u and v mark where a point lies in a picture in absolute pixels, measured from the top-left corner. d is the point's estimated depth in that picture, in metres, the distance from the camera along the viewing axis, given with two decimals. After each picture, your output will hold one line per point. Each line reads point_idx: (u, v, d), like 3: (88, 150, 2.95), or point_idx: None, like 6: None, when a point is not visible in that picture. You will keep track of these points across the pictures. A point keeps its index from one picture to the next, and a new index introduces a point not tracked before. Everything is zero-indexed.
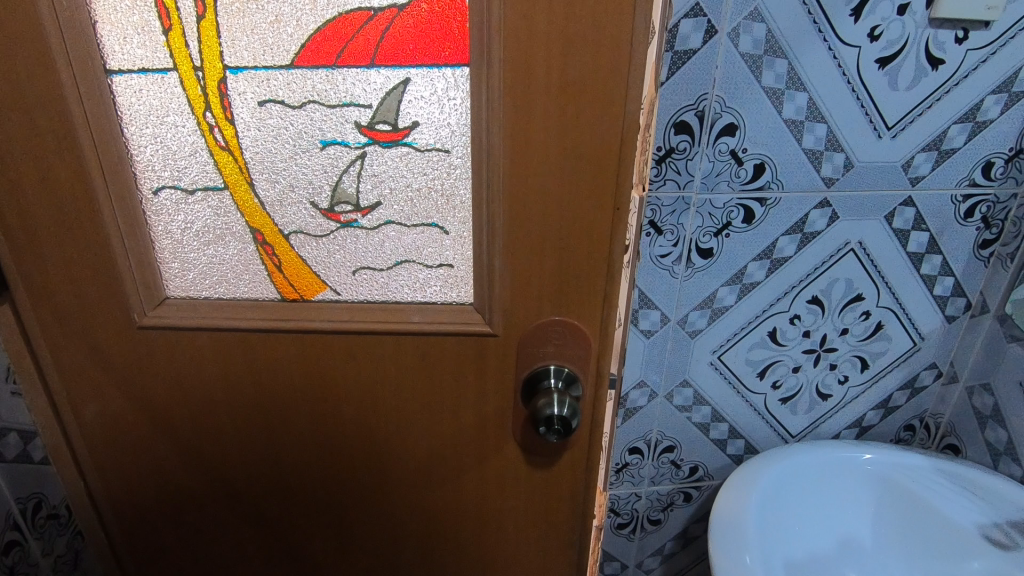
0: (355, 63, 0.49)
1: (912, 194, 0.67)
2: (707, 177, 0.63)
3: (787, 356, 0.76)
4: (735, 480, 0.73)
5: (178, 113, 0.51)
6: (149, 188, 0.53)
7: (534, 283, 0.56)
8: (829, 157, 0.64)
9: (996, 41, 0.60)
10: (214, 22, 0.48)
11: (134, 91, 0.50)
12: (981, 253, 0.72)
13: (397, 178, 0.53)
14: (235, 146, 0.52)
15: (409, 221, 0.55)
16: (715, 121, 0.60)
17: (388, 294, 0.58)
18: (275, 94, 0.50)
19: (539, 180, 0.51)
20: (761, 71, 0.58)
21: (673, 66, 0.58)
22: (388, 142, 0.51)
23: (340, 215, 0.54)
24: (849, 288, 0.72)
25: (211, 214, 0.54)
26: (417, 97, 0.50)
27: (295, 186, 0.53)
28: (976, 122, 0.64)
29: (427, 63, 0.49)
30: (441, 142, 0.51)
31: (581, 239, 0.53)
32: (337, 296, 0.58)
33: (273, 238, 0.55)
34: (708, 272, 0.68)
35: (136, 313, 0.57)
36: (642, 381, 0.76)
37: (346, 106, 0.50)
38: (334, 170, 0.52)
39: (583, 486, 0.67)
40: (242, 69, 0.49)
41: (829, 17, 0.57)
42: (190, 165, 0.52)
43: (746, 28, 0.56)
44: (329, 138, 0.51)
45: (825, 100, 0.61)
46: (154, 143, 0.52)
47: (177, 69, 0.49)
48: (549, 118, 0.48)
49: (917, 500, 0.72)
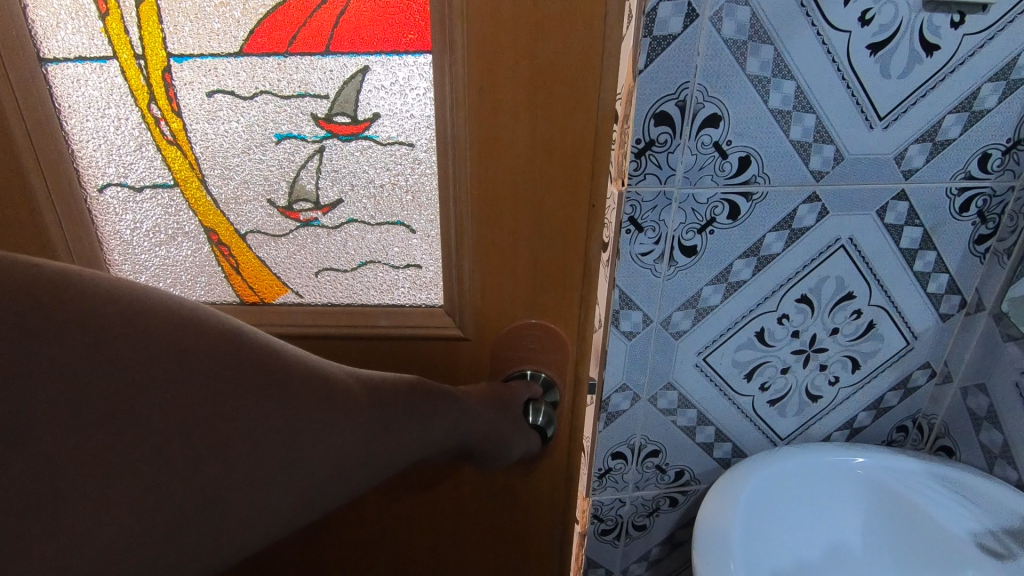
0: (311, 49, 0.55)
1: (905, 187, 0.64)
2: (689, 170, 0.59)
3: (775, 357, 0.73)
4: (718, 486, 0.70)
5: (121, 105, 0.55)
6: (95, 184, 0.59)
7: (515, 228, 0.63)
8: (818, 149, 0.61)
9: (993, 24, 0.56)
10: (155, 11, 0.52)
11: (71, 81, 0.54)
12: (977, 249, 0.69)
13: (357, 174, 0.61)
14: (182, 138, 0.57)
15: (374, 219, 0.64)
16: (697, 111, 0.56)
17: (346, 296, 0.66)
18: (224, 84, 0.56)
19: (510, 146, 0.58)
20: (746, 57, 0.55)
21: (652, 51, 0.53)
22: (347, 134, 0.59)
23: (298, 213, 0.62)
24: (840, 287, 0.69)
25: (160, 210, 0.61)
26: (377, 87, 0.57)
27: (250, 182, 0.60)
28: (972, 112, 0.61)
29: (381, 46, 0.52)
30: (405, 136, 0.59)
31: (557, 204, 0.62)
32: (300, 298, 0.68)
33: (228, 237, 0.63)
34: (691, 270, 0.65)
35: None
36: (624, 385, 0.72)
37: (302, 97, 0.57)
38: (292, 165, 0.60)
39: (568, 411, 0.76)
40: (188, 57, 0.54)
41: (817, 0, 0.53)
42: (137, 159, 0.58)
43: (729, 11, 0.53)
44: (284, 131, 0.58)
45: (813, 89, 0.57)
46: (97, 136, 0.57)
47: (116, 58, 0.53)
48: (520, 97, 0.56)
49: (911, 506, 0.69)
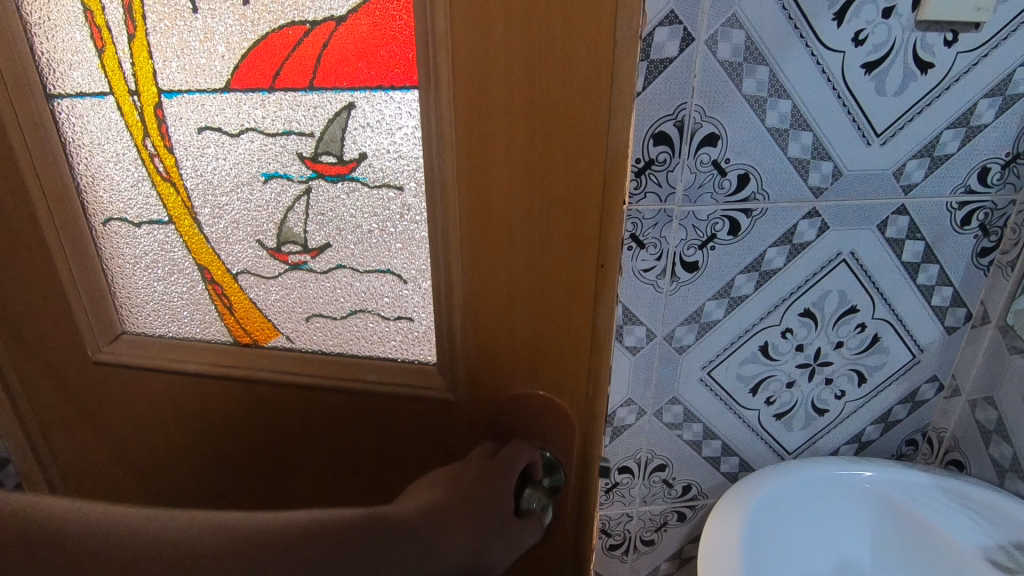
0: (293, 85, 0.45)
1: (905, 201, 0.65)
2: (689, 188, 0.61)
3: (780, 371, 0.73)
4: (724, 501, 0.71)
5: (118, 139, 0.49)
6: (99, 219, 0.53)
7: (504, 348, 0.46)
8: (817, 166, 0.62)
9: (987, 41, 0.57)
10: (144, 41, 0.45)
11: (76, 117, 0.49)
12: (981, 262, 0.69)
13: (344, 217, 0.49)
14: (175, 175, 0.50)
15: (361, 266, 0.51)
16: (695, 131, 0.58)
17: (342, 345, 0.54)
18: (211, 121, 0.47)
19: (503, 225, 0.42)
20: (742, 78, 0.56)
21: (649, 75, 0.56)
22: (335, 175, 0.47)
23: (287, 256, 0.52)
24: (843, 300, 0.69)
25: (157, 247, 0.54)
26: (363, 123, 0.45)
27: (239, 222, 0.52)
28: (969, 127, 0.62)
29: (372, 84, 0.43)
30: (392, 179, 0.46)
31: (562, 292, 0.43)
32: (288, 343, 0.55)
33: (220, 276, 0.54)
34: (694, 286, 0.66)
35: (90, 348, 0.57)
36: (629, 399, 0.73)
37: (286, 134, 0.47)
38: (277, 206, 0.50)
39: None
40: (176, 92, 0.47)
41: (810, 22, 0.55)
42: (134, 197, 0.52)
43: (724, 34, 0.54)
44: (270, 170, 0.48)
45: (810, 108, 0.58)
46: (99, 173, 0.51)
47: (112, 93, 0.48)
48: (512, 151, 0.39)
49: (918, 520, 0.69)
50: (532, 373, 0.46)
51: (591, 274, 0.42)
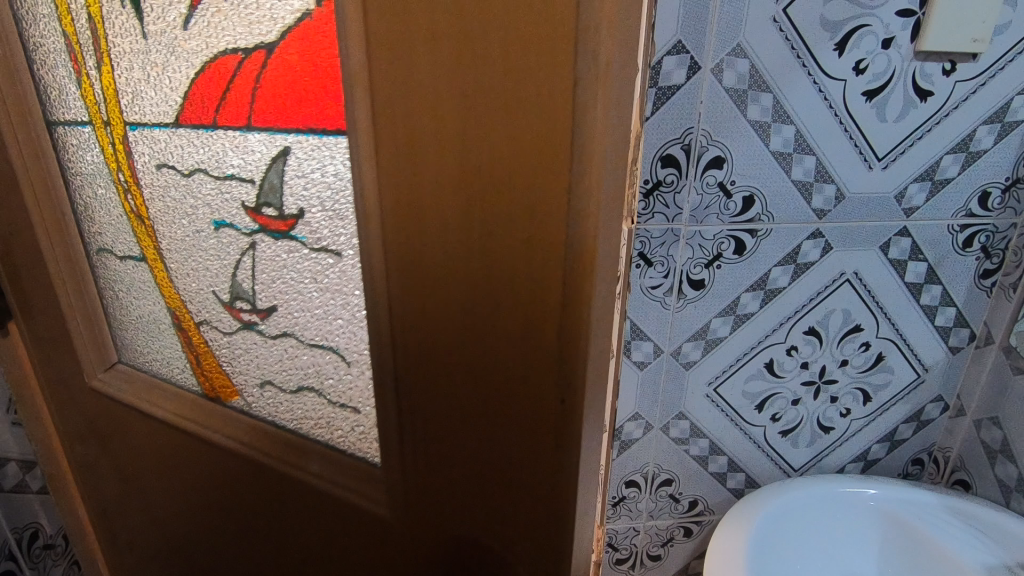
0: (234, 120, 0.46)
1: (907, 223, 0.66)
2: (696, 209, 0.63)
3: (786, 388, 0.75)
4: (729, 517, 0.72)
5: (103, 177, 0.61)
6: (93, 247, 0.66)
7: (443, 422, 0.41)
8: (820, 188, 0.64)
9: (985, 71, 0.60)
10: (113, 87, 0.54)
11: (76, 150, 0.61)
12: (983, 283, 0.70)
13: (289, 279, 0.49)
14: (143, 212, 0.59)
15: (306, 335, 0.51)
16: (701, 154, 0.60)
17: (289, 412, 0.56)
18: (169, 162, 0.54)
19: (442, 295, 0.37)
20: (747, 105, 0.59)
21: (657, 101, 0.58)
22: (278, 231, 0.48)
23: (239, 312, 0.56)
24: (847, 319, 0.71)
25: (135, 277, 0.65)
26: (297, 173, 0.44)
27: (200, 272, 0.58)
28: (969, 152, 0.64)
29: (304, 128, 0.41)
30: (326, 241, 0.43)
31: (511, 375, 0.37)
32: (244, 401, 0.60)
33: (185, 320, 0.63)
34: (700, 303, 0.68)
35: (87, 374, 0.68)
36: (636, 413, 0.74)
37: (231, 180, 0.49)
38: (226, 262, 0.54)
39: None
40: (139, 127, 0.55)
41: (812, 51, 0.57)
42: (119, 232, 0.63)
43: (729, 63, 0.57)
44: (220, 222, 0.53)
45: (812, 133, 0.61)
46: (93, 202, 0.63)
47: (96, 128, 0.59)
48: (450, 216, 0.33)
49: (921, 537, 0.69)
50: (499, 443, 0.40)
51: (544, 350, 0.36)
